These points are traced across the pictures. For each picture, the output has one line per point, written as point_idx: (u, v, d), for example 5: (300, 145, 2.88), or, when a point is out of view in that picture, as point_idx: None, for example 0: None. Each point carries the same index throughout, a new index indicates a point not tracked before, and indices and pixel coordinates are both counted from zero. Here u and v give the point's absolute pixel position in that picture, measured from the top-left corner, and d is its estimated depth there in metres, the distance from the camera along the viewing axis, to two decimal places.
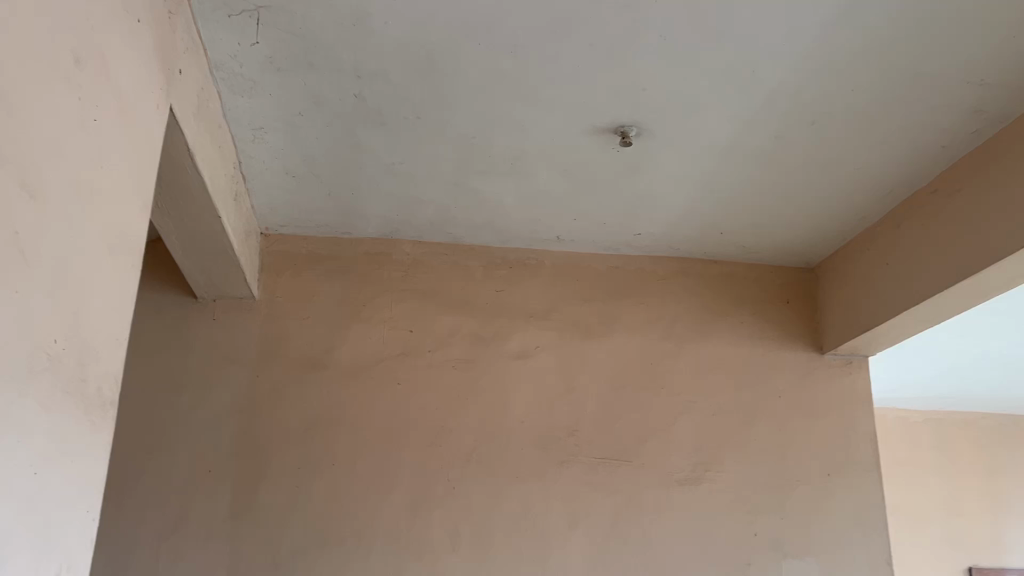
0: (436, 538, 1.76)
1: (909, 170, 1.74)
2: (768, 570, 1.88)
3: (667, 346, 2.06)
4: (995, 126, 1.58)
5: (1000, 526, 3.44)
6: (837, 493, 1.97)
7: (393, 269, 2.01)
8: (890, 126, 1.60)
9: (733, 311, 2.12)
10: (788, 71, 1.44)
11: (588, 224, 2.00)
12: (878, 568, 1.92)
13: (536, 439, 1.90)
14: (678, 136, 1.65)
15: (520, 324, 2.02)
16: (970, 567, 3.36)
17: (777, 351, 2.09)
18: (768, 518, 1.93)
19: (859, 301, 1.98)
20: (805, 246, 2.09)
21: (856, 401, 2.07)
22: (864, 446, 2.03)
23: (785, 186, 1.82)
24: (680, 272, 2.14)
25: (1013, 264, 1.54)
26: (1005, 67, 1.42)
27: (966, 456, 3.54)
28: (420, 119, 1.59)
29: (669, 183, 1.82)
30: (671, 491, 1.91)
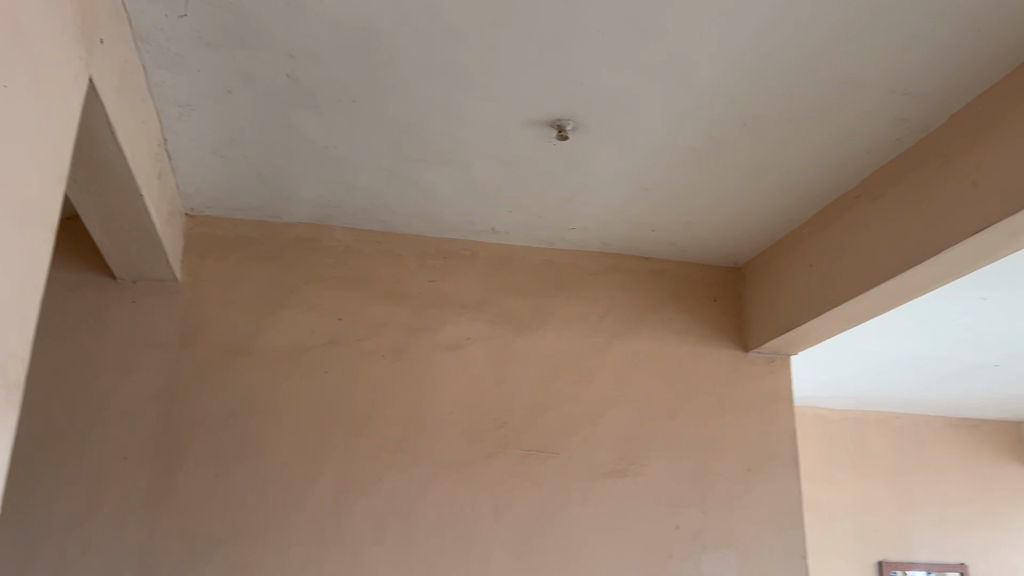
0: (360, 528, 1.77)
1: (835, 175, 1.74)
2: (688, 563, 1.92)
3: (596, 341, 2.09)
4: (916, 135, 1.57)
5: (909, 520, 3.97)
6: (756, 487, 2.03)
7: (324, 255, 2.00)
8: (823, 131, 1.57)
9: (663, 307, 2.17)
10: (717, 87, 1.43)
11: (523, 216, 1.97)
12: (794, 560, 1.98)
13: (464, 430, 1.91)
14: (614, 133, 1.59)
15: (451, 315, 2.02)
16: (880, 561, 3.86)
17: (703, 349, 2.15)
18: (691, 513, 1.96)
19: (783, 302, 2.03)
20: (734, 245, 2.13)
21: (776, 398, 2.14)
22: (784, 442, 2.10)
23: (717, 187, 1.81)
24: (611, 267, 2.18)
25: (925, 271, 1.57)
26: (929, 90, 1.43)
27: (877, 454, 4.06)
28: (355, 103, 1.50)
29: (604, 179, 1.78)
30: (596, 484, 1.93)
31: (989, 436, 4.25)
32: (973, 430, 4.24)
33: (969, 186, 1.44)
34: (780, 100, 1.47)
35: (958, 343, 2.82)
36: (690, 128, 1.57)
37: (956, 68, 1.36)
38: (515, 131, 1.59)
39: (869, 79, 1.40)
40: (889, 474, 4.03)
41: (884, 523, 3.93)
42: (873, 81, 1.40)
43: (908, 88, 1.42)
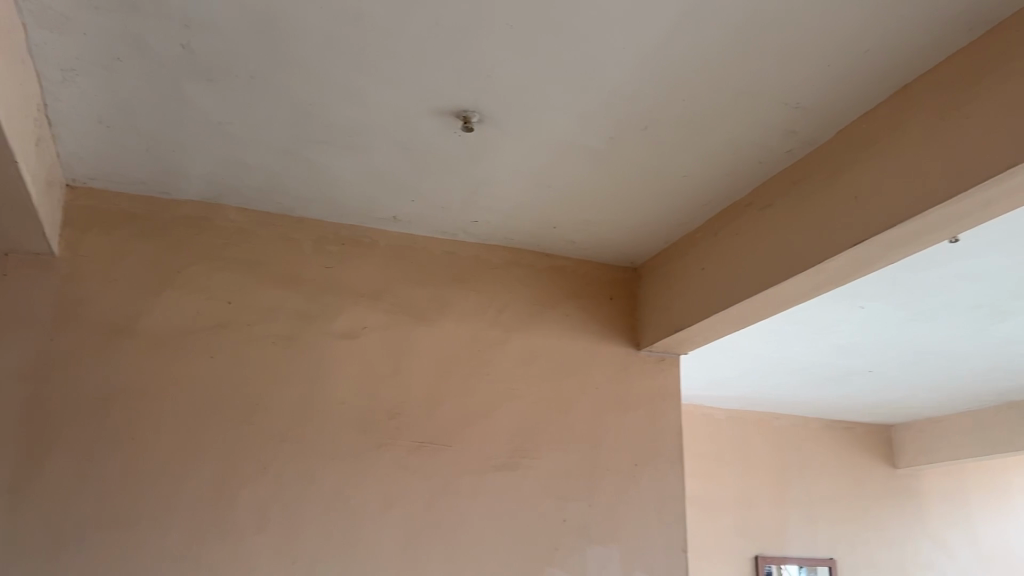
0: (241, 517, 1.72)
1: (728, 183, 1.80)
2: (573, 556, 1.94)
3: (493, 334, 2.09)
4: (805, 148, 1.64)
5: (784, 517, 4.16)
6: (642, 483, 2.08)
7: (216, 236, 1.93)
8: (719, 139, 1.62)
9: (560, 303, 2.19)
10: (620, 88, 1.45)
11: (426, 207, 1.96)
12: (675, 554, 2.04)
13: (355, 421, 1.88)
14: (519, 128, 1.59)
15: (347, 302, 1.98)
16: (757, 555, 4.02)
17: (597, 346, 2.19)
18: (578, 507, 1.99)
19: (675, 303, 2.09)
20: (631, 246, 2.18)
21: (664, 396, 2.21)
22: (670, 439, 2.16)
23: (617, 188, 1.84)
24: (511, 262, 2.18)
25: (808, 279, 1.64)
26: (819, 106, 1.49)
27: (758, 453, 4.23)
28: (254, 80, 1.45)
29: (508, 174, 1.79)
30: (486, 477, 1.94)
31: (857, 438, 4.53)
32: (843, 432, 4.50)
33: (851, 201, 1.51)
34: (681, 106, 1.50)
35: (832, 350, 2.99)
36: (594, 128, 1.59)
37: (845, 86, 1.42)
38: (419, 119, 1.57)
39: (766, 91, 1.45)
40: (767, 473, 4.21)
41: (761, 519, 4.10)
42: (769, 94, 1.45)
43: (800, 102, 1.48)
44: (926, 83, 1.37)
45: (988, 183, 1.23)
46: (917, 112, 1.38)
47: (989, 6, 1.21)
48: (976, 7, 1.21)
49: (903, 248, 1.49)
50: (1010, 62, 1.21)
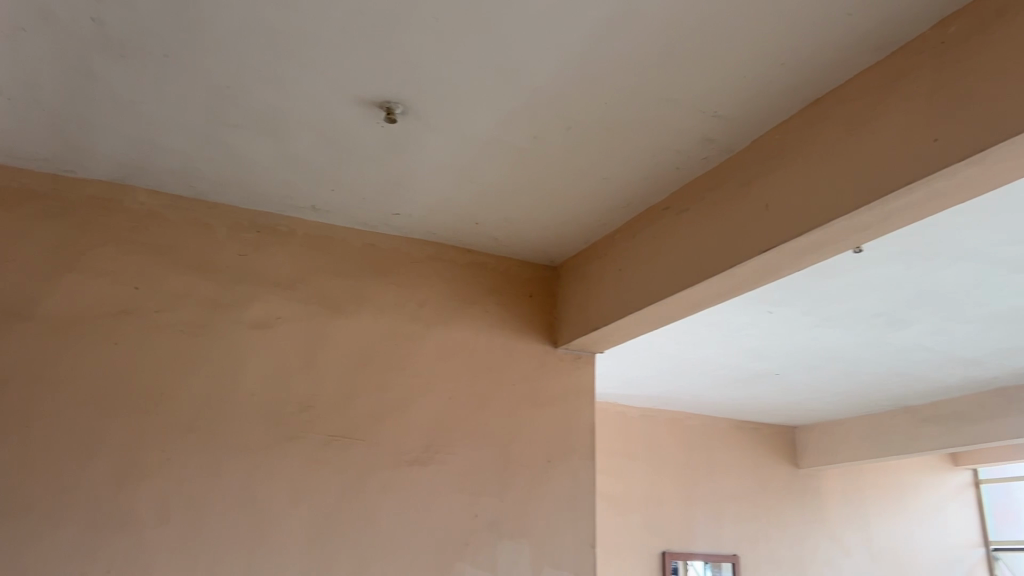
0: (141, 509, 1.66)
1: (647, 187, 1.84)
2: (484, 551, 1.95)
3: (410, 328, 2.07)
4: (721, 156, 1.68)
5: (692, 513, 4.26)
6: (555, 479, 2.10)
7: (124, 218, 1.86)
8: (639, 143, 1.65)
9: (479, 299, 2.19)
10: (544, 88, 1.46)
11: (346, 197, 1.93)
12: (584, 549, 2.07)
13: (265, 413, 1.84)
14: (442, 122, 1.59)
15: (261, 292, 1.94)
16: (665, 551, 4.11)
17: (514, 343, 2.20)
18: (491, 502, 2.00)
19: (592, 303, 2.12)
20: (551, 245, 2.20)
21: (578, 394, 2.24)
22: (583, 436, 2.19)
23: (539, 186, 1.85)
24: (432, 256, 2.17)
25: (719, 283, 1.68)
26: (734, 115, 1.53)
27: (669, 451, 4.33)
28: (169, 59, 1.40)
29: (430, 167, 1.78)
30: (398, 472, 1.93)
31: (762, 439, 4.69)
32: (750, 432, 4.65)
33: (762, 209, 1.55)
34: (603, 109, 1.52)
35: (741, 353, 3.09)
36: (517, 126, 1.59)
37: (761, 97, 1.47)
38: (341, 108, 1.55)
39: (684, 99, 1.48)
40: (677, 470, 4.31)
41: (670, 515, 4.19)
42: (689, 101, 1.49)
43: (718, 110, 1.52)
44: (836, 98, 1.43)
45: (890, 197, 1.28)
46: (826, 126, 1.43)
47: (896, 27, 1.26)
48: (884, 27, 1.27)
49: (809, 256, 1.54)
50: (914, 82, 1.27)
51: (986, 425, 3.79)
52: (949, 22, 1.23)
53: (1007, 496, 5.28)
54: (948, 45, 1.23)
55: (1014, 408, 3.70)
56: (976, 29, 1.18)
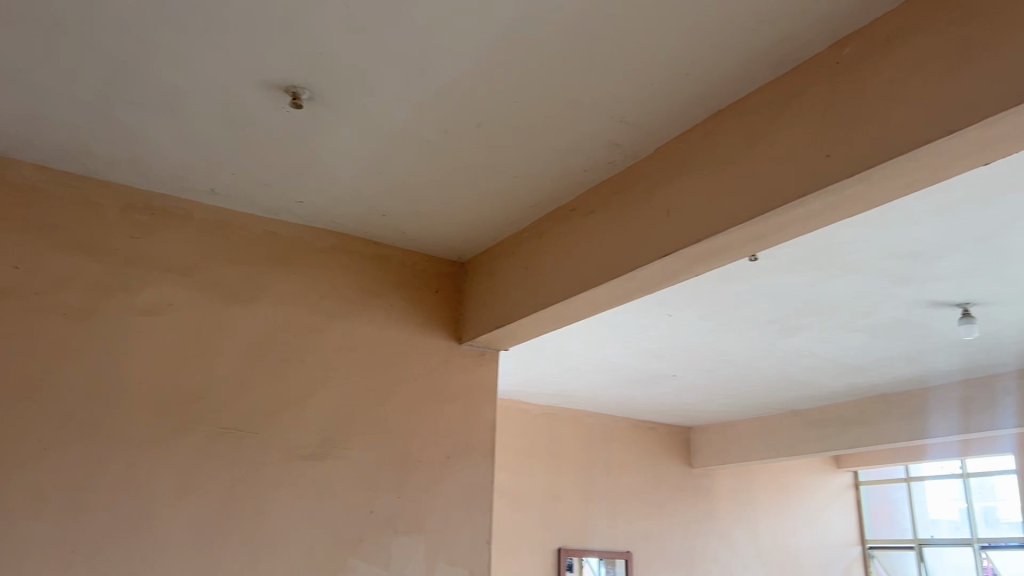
0: (13, 502, 1.57)
1: (555, 188, 1.85)
2: (378, 548, 1.92)
3: (311, 320, 2.03)
4: (627, 161, 1.71)
5: (588, 511, 4.34)
6: (453, 476, 2.10)
7: (5, 193, 1.75)
8: (548, 144, 1.66)
9: (384, 293, 2.17)
10: (454, 82, 1.45)
11: (248, 182, 1.87)
12: (479, 546, 2.07)
13: (154, 403, 1.77)
14: (350, 111, 1.56)
15: (154, 276, 1.86)
16: (561, 547, 4.16)
17: (418, 337, 2.18)
18: (387, 498, 1.98)
19: (497, 300, 2.12)
20: (459, 241, 2.19)
21: (480, 391, 2.24)
22: (483, 433, 2.19)
23: (447, 182, 1.84)
24: (337, 247, 2.13)
25: (621, 284, 1.71)
26: (641, 121, 1.56)
27: (569, 449, 4.39)
28: (59, 27, 1.33)
29: (337, 156, 1.74)
30: (293, 466, 1.88)
31: (659, 438, 4.81)
32: (647, 432, 4.76)
33: (664, 215, 1.58)
34: (513, 108, 1.52)
35: (641, 354, 3.15)
36: (426, 119, 1.58)
37: (667, 105, 1.50)
38: (245, 90, 1.50)
39: (593, 102, 1.50)
40: (576, 468, 4.37)
41: (567, 512, 4.25)
42: (597, 104, 1.50)
43: (625, 115, 1.54)
44: (737, 110, 1.47)
45: (785, 208, 1.32)
46: (726, 137, 1.48)
47: (794, 45, 1.31)
48: (783, 45, 1.31)
49: (707, 262, 1.58)
50: (809, 99, 1.32)
51: (867, 430, 4.00)
52: (844, 44, 1.29)
53: (883, 497, 5.59)
54: (841, 66, 1.28)
55: (893, 414, 3.91)
56: (867, 53, 1.24)
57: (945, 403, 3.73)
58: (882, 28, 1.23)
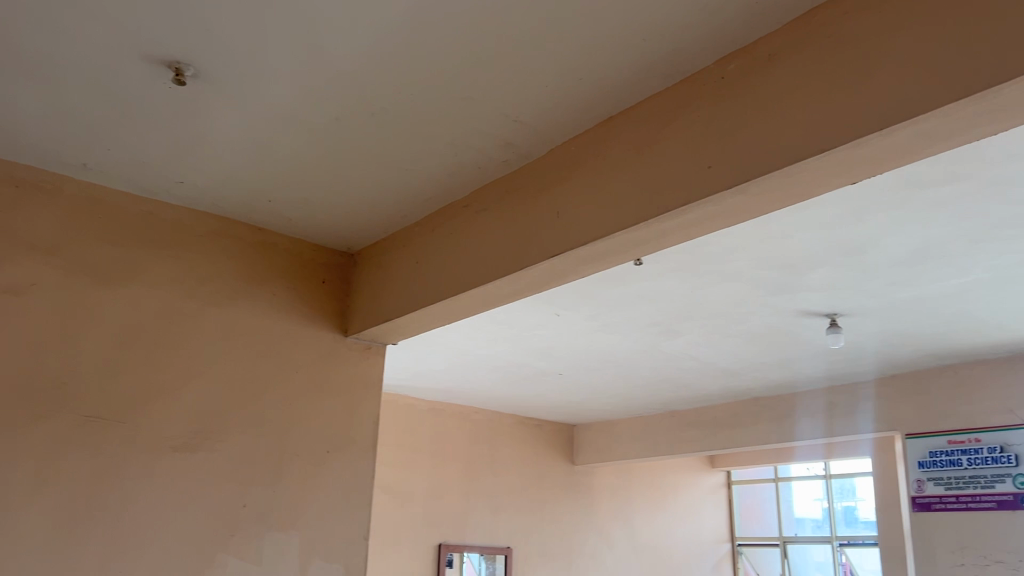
0: None
1: (447, 183, 1.84)
2: (249, 544, 1.87)
3: (189, 306, 1.95)
4: (520, 160, 1.72)
5: (470, 506, 4.36)
6: (332, 470, 2.06)
7: None
8: (442, 139, 1.64)
9: (268, 281, 2.10)
10: (347, 70, 1.41)
11: (125, 159, 1.78)
12: (355, 542, 2.04)
13: (10, 388, 1.66)
14: (237, 92, 1.50)
15: (16, 254, 1.74)
16: (441, 543, 4.16)
17: (303, 328, 2.13)
18: (261, 492, 1.92)
19: (385, 293, 2.09)
20: (349, 231, 2.15)
21: (365, 385, 2.20)
22: (365, 427, 2.16)
23: (339, 170, 1.80)
24: (219, 232, 2.05)
25: (509, 283, 1.71)
26: (535, 122, 1.56)
27: (454, 444, 4.39)
28: None
29: (222, 137, 1.67)
30: (162, 458, 1.80)
31: (544, 435, 4.87)
32: (533, 429, 4.82)
33: (554, 216, 1.60)
34: (407, 99, 1.50)
35: (528, 352, 3.18)
36: (317, 105, 1.54)
37: (560, 108, 1.51)
38: (123, 62, 1.42)
39: (488, 100, 1.49)
40: (460, 464, 4.38)
41: (448, 508, 4.25)
42: (492, 102, 1.50)
43: (519, 115, 1.54)
44: (627, 117, 1.50)
45: (668, 215, 1.36)
46: (616, 142, 1.50)
47: (684, 57, 1.34)
48: (674, 56, 1.34)
49: (593, 264, 1.60)
50: (695, 111, 1.36)
51: (740, 432, 4.18)
52: (730, 59, 1.33)
53: (753, 496, 5.84)
54: (727, 80, 1.32)
55: (765, 417, 4.09)
56: (750, 70, 1.28)
57: (811, 407, 3.93)
58: (766, 46, 1.27)
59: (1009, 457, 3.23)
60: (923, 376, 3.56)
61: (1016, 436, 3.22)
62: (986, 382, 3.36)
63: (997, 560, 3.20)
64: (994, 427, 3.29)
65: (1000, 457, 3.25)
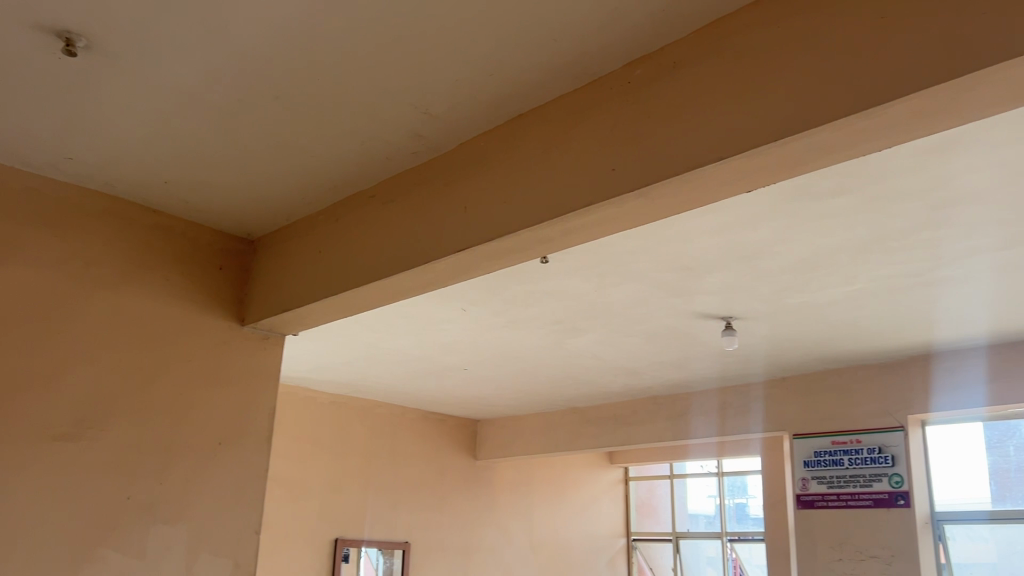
0: None
1: (353, 172, 1.81)
2: (132, 538, 1.79)
3: (76, 289, 1.85)
4: (428, 153, 1.70)
5: (368, 501, 4.31)
6: (224, 463, 2.00)
7: None
8: (350, 127, 1.61)
9: (162, 266, 2.02)
10: (252, 51, 1.37)
11: (8, 130, 1.67)
12: (245, 536, 1.99)
13: None
14: (134, 67, 1.43)
15: None
16: (338, 537, 4.10)
17: (198, 315, 2.06)
18: (147, 484, 1.85)
19: (286, 283, 2.04)
20: (250, 217, 2.09)
21: (261, 375, 2.15)
22: (259, 419, 2.11)
23: (241, 154, 1.74)
24: (111, 212, 1.96)
25: (412, 276, 1.70)
26: (444, 115, 1.55)
27: (356, 437, 4.33)
28: None
29: (116, 113, 1.60)
30: (39, 447, 1.71)
31: (447, 430, 4.87)
32: (436, 423, 4.81)
33: (460, 211, 1.59)
34: (314, 85, 1.47)
35: (432, 346, 3.17)
36: (220, 86, 1.48)
37: (470, 102, 1.50)
38: (9, 28, 1.34)
39: (397, 90, 1.47)
40: (360, 458, 4.33)
41: (347, 502, 4.20)
42: (401, 93, 1.48)
43: (429, 108, 1.53)
44: (536, 115, 1.50)
45: (572, 215, 1.37)
46: (524, 140, 1.50)
47: (593, 59, 1.36)
48: (583, 58, 1.35)
49: (497, 261, 1.60)
50: (601, 113, 1.37)
51: (638, 430, 4.27)
52: (637, 65, 1.35)
53: (649, 492, 5.99)
54: (633, 85, 1.34)
55: (663, 415, 4.20)
56: (655, 75, 1.31)
57: (706, 407, 4.05)
58: (671, 54, 1.30)
59: (887, 457, 3.40)
60: (812, 379, 3.72)
61: (893, 437, 3.40)
62: (868, 386, 3.54)
63: (872, 556, 3.36)
64: (874, 428, 3.46)
65: (878, 457, 3.42)
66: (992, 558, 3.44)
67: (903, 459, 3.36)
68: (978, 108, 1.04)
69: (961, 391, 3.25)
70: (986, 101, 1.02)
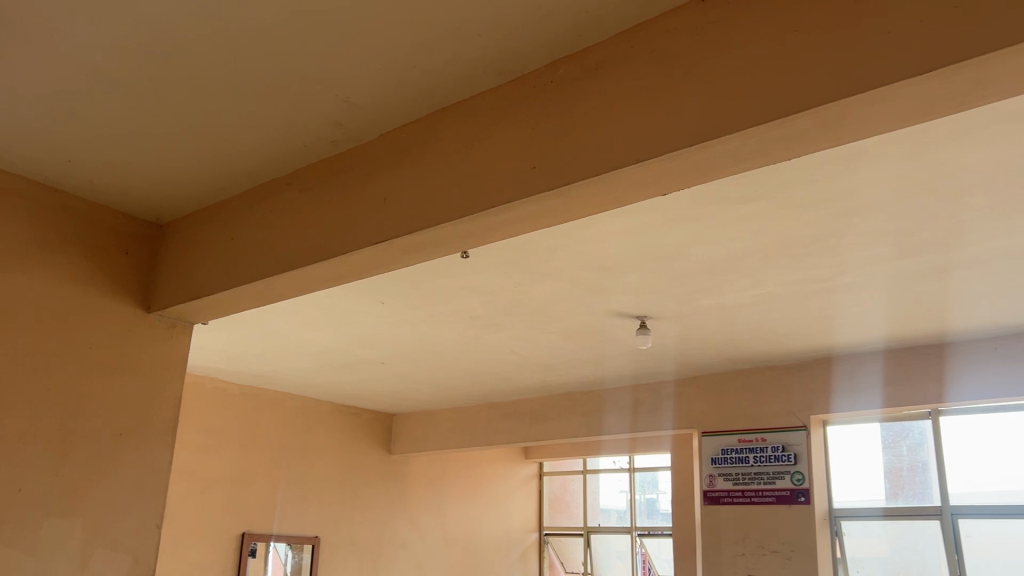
0: None
1: (269, 159, 1.76)
2: (23, 532, 1.71)
3: None
4: (347, 142, 1.68)
5: (277, 495, 4.23)
6: (125, 455, 1.93)
7: None
8: (268, 112, 1.57)
9: (64, 248, 1.93)
10: (166, 30, 1.32)
11: None
12: (145, 531, 1.92)
13: None
14: (38, 39, 1.36)
15: None
16: (245, 532, 4.01)
17: (102, 301, 1.97)
18: (41, 476, 1.76)
19: (196, 270, 1.98)
20: (160, 201, 2.02)
21: (167, 365, 2.08)
22: (164, 410, 2.04)
23: (152, 135, 1.68)
24: (9, 189, 1.86)
25: (327, 267, 1.67)
26: (365, 105, 1.53)
27: (267, 430, 4.24)
28: None
29: (17, 86, 1.51)
30: None
31: (361, 423, 4.81)
32: (351, 416, 4.74)
33: (379, 202, 1.57)
34: (230, 67, 1.42)
35: (347, 338, 3.12)
36: (131, 64, 1.42)
37: (392, 93, 1.48)
38: None
39: (318, 77, 1.44)
40: (271, 451, 4.24)
41: (255, 496, 4.11)
42: (322, 80, 1.45)
43: (349, 96, 1.50)
44: (458, 109, 1.49)
45: (491, 211, 1.36)
46: (445, 133, 1.49)
47: (516, 56, 1.36)
48: (506, 54, 1.35)
49: (415, 254, 1.59)
50: (523, 110, 1.37)
51: (553, 426, 4.31)
52: (559, 64, 1.35)
53: (561, 487, 6.06)
54: (554, 83, 1.35)
55: (577, 411, 4.24)
56: (577, 76, 1.32)
57: (620, 404, 4.12)
58: (592, 55, 1.31)
59: (790, 456, 3.52)
60: (722, 379, 3.82)
61: (797, 436, 3.52)
62: (775, 386, 3.65)
63: (773, 550, 3.48)
64: (779, 428, 3.58)
65: (782, 455, 3.54)
66: (884, 553, 3.58)
67: (805, 458, 3.48)
68: (880, 124, 1.09)
69: (862, 393, 3.39)
70: (888, 117, 1.07)
